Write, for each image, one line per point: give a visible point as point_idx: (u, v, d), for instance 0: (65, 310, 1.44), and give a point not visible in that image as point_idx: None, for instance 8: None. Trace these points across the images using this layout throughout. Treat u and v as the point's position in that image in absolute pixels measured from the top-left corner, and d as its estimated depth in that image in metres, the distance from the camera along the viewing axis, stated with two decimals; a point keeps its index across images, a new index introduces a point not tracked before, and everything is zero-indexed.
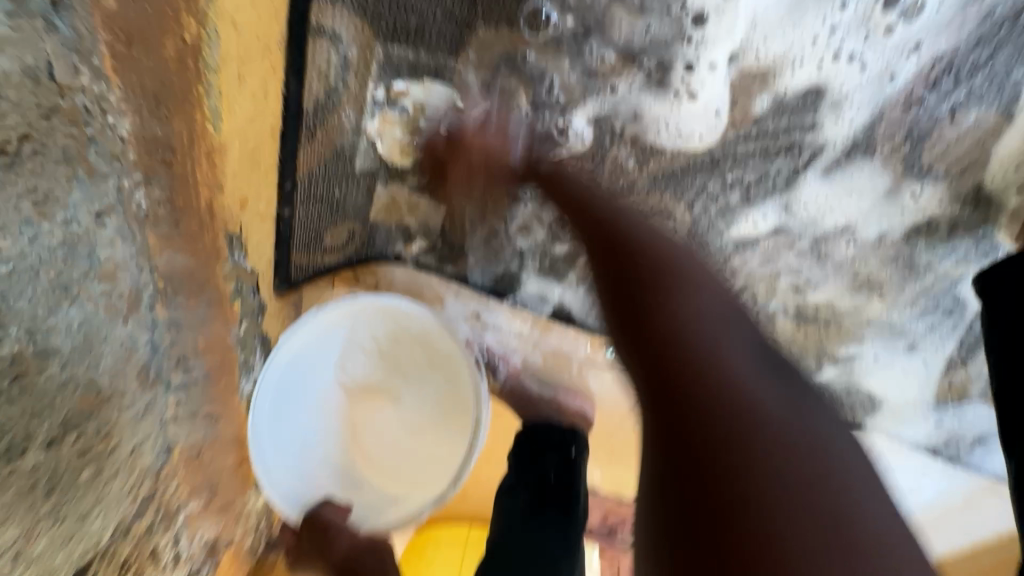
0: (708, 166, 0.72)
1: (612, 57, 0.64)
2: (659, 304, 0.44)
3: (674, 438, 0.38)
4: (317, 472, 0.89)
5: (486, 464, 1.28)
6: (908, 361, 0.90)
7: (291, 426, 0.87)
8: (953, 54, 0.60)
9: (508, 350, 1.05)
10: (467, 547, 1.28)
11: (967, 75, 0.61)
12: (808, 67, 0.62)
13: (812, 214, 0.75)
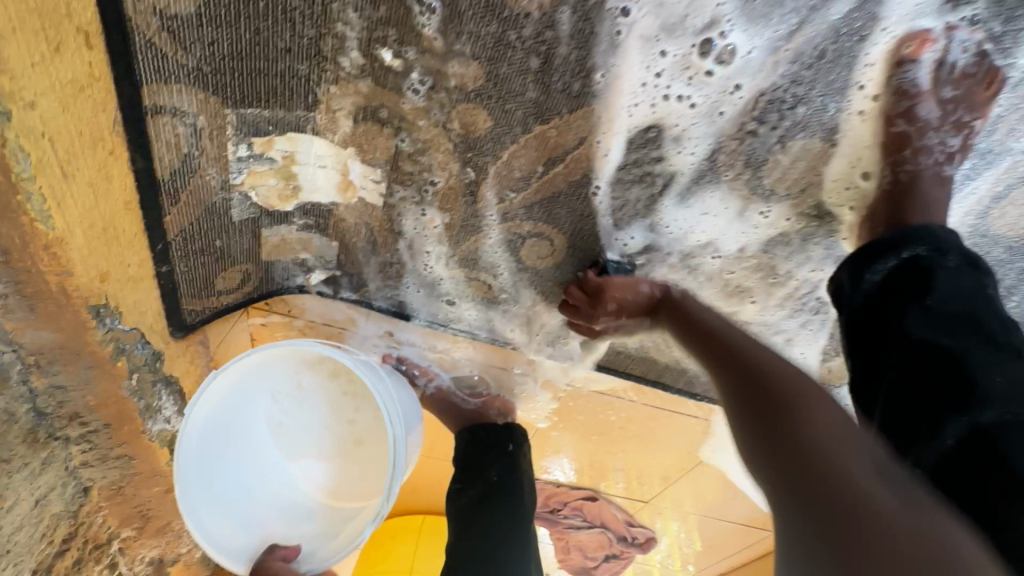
0: (571, 196, 0.76)
1: (463, 104, 0.67)
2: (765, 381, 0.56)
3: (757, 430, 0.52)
4: (260, 516, 0.90)
5: (433, 464, 1.32)
6: (785, 355, 0.98)
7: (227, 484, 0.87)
8: (777, 95, 0.64)
9: (424, 365, 1.08)
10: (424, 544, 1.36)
11: (797, 109, 0.65)
12: (645, 107, 0.66)
13: (681, 233, 0.80)
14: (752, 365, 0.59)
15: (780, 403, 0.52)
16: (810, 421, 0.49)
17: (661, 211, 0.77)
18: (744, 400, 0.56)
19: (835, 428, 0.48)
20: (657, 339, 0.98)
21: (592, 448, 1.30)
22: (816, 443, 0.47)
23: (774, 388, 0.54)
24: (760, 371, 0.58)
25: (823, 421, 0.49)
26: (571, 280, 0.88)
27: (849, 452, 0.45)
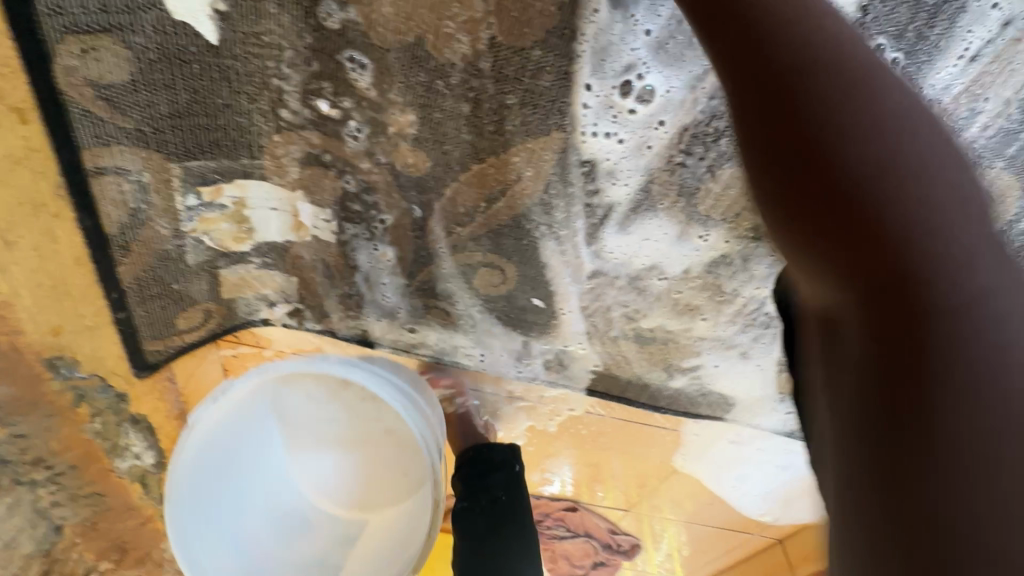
0: (514, 229, 0.79)
1: (402, 146, 0.70)
2: (853, 190, 0.41)
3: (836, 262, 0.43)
4: (260, 546, 0.88)
5: None
6: (743, 368, 1.00)
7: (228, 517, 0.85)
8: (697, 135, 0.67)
9: None
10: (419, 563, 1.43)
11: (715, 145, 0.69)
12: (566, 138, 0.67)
13: (626, 260, 0.83)
14: (843, 182, 0.41)
15: (866, 208, 0.40)
16: (908, 241, 0.40)
17: (605, 240, 0.80)
18: (833, 243, 0.42)
19: (1000, 303, 0.38)
20: (616, 356, 1.01)
21: (568, 460, 1.33)
22: (924, 285, 0.39)
23: (860, 205, 0.41)
24: (847, 148, 0.41)
25: (936, 240, 0.39)
26: (527, 304, 0.91)
27: (955, 273, 0.39)
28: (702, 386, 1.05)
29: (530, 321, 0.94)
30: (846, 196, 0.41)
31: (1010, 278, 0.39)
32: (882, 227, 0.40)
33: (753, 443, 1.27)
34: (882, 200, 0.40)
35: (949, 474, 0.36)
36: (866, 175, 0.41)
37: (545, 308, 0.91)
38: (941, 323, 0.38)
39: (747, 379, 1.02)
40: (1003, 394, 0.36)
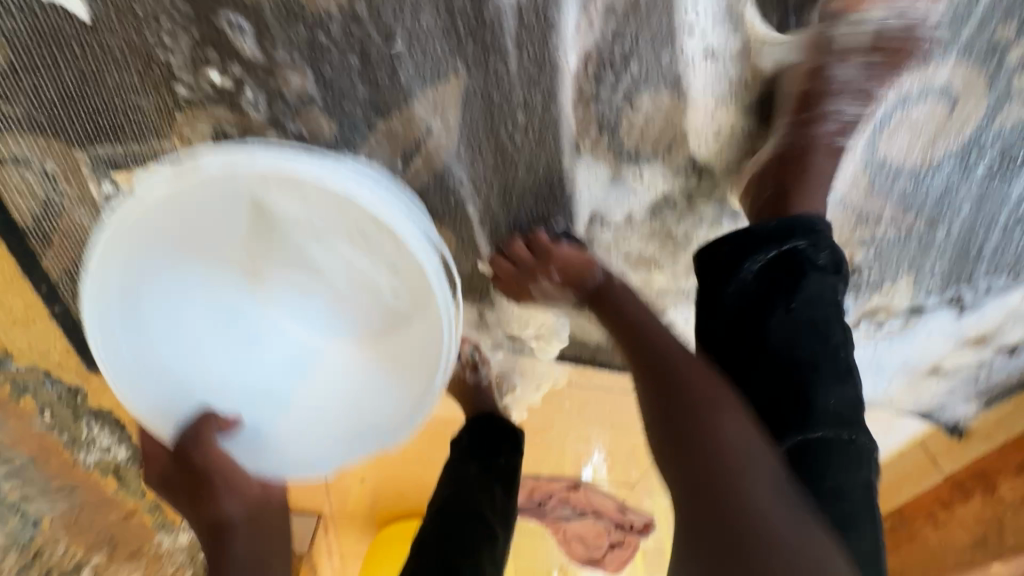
0: (439, 187, 0.76)
1: (304, 109, 0.68)
2: (673, 371, 0.61)
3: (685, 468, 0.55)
4: (225, 374, 0.70)
5: None
6: None
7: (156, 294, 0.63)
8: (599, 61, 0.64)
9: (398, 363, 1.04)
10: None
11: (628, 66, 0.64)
12: (466, 80, 0.65)
13: (563, 210, 0.78)
14: (686, 399, 0.59)
15: (690, 387, 0.59)
16: (712, 421, 0.57)
17: (535, 191, 0.76)
18: (660, 415, 0.60)
19: (755, 492, 0.53)
20: (577, 319, 0.97)
21: (558, 436, 1.29)
22: (718, 441, 0.55)
23: (684, 379, 0.60)
24: (683, 375, 0.60)
25: (725, 422, 0.57)
26: (474, 268, 0.88)
27: (735, 450, 0.55)
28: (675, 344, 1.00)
29: (481, 286, 0.91)
30: (676, 376, 0.60)
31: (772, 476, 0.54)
32: (696, 411, 0.57)
33: None
34: (686, 380, 0.60)
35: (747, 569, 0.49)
36: (684, 371, 0.61)
37: (492, 273, 0.87)
38: (720, 526, 0.51)
39: None
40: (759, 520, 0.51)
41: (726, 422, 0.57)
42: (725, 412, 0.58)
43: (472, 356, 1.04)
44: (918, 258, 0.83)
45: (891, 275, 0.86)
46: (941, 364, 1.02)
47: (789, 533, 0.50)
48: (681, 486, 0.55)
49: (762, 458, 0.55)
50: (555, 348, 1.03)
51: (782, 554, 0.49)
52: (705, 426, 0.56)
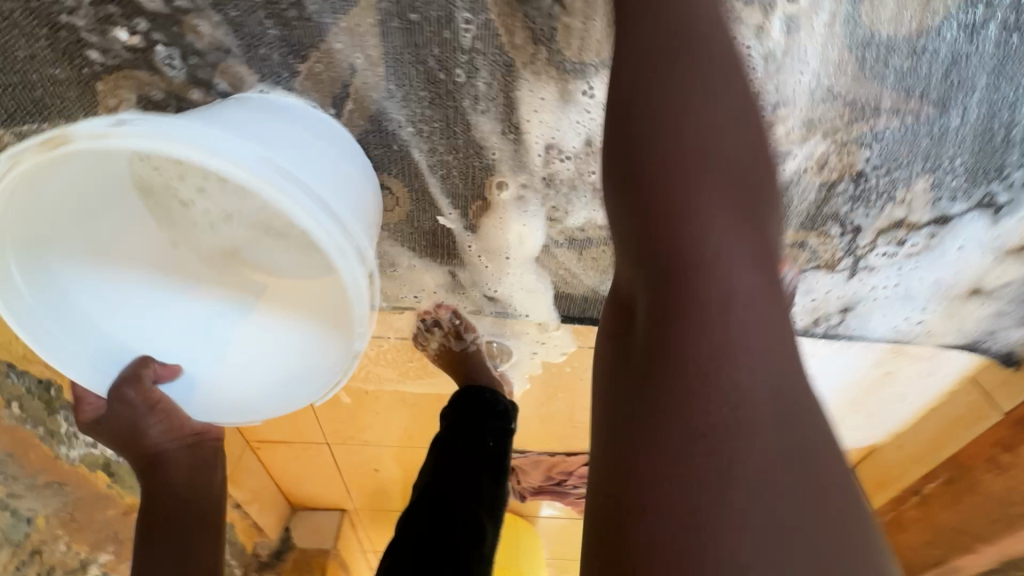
0: (378, 134, 0.71)
1: (222, 61, 0.65)
2: (659, 173, 0.47)
3: (650, 294, 0.47)
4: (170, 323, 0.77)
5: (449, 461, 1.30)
6: None
7: (80, 287, 0.71)
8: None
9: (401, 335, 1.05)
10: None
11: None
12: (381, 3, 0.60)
13: (514, 144, 0.72)
14: (662, 214, 0.47)
15: (673, 196, 0.47)
16: (683, 247, 0.46)
17: (479, 125, 0.70)
18: (630, 228, 0.49)
19: (730, 374, 0.41)
20: (559, 273, 0.90)
21: (566, 406, 1.23)
22: (688, 288, 0.45)
23: (663, 198, 0.47)
24: (666, 185, 0.47)
25: (708, 244, 0.45)
26: (436, 226, 0.83)
27: (708, 296, 0.44)
28: None
29: (447, 244, 0.85)
30: (659, 185, 0.47)
31: (759, 349, 0.43)
32: (669, 229, 0.46)
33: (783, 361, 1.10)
34: (672, 186, 0.47)
35: (669, 478, 0.39)
36: (671, 179, 0.47)
37: (455, 226, 0.82)
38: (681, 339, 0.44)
39: None
40: (712, 415, 0.40)
41: (704, 250, 0.45)
42: (713, 239, 0.46)
43: (455, 323, 1.01)
44: (934, 150, 0.72)
45: (904, 179, 0.75)
46: (981, 284, 0.90)
47: (753, 440, 0.39)
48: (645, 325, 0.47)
49: (752, 327, 0.43)
50: (542, 307, 0.96)
51: (739, 468, 0.38)
52: (696, 243, 0.45)
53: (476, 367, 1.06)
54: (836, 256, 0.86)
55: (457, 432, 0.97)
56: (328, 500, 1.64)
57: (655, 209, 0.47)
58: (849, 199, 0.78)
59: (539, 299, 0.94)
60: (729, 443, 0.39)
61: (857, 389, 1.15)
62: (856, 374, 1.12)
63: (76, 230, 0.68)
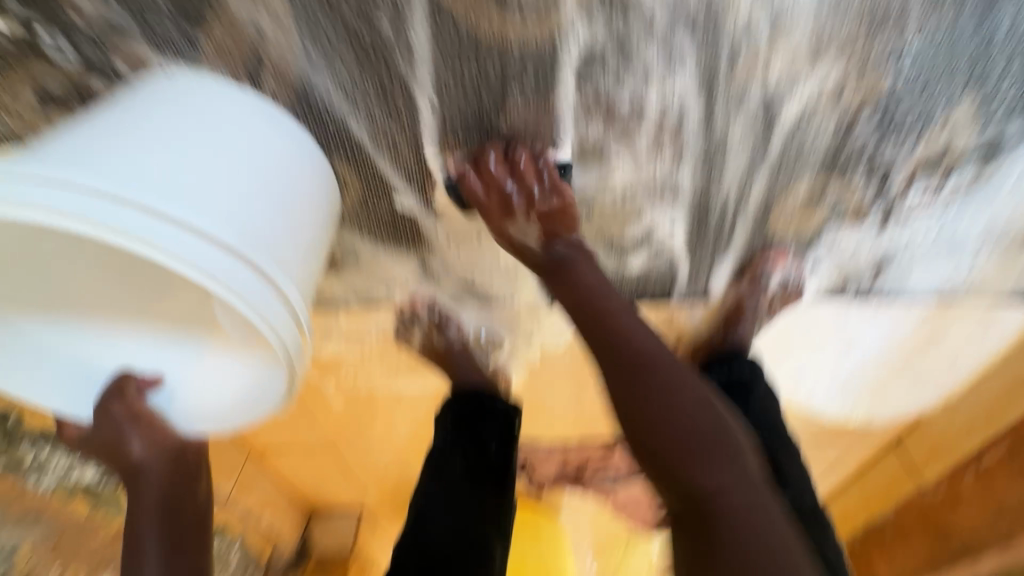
0: (307, 108, 0.63)
1: (114, 39, 0.57)
2: (639, 361, 0.57)
3: (655, 461, 0.53)
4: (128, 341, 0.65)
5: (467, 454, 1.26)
6: (703, 217, 0.75)
7: (33, 322, 0.61)
8: (475, 200, 0.69)
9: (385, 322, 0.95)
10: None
11: (482, 166, 0.68)
12: None
13: (463, 107, 0.63)
14: (638, 384, 0.56)
15: (646, 369, 0.56)
16: (668, 414, 0.54)
17: (419, 89, 0.61)
18: (622, 392, 0.56)
19: (730, 502, 0.49)
20: None
21: (573, 392, 1.14)
22: (679, 445, 0.52)
23: (652, 378, 0.56)
24: (638, 360, 0.57)
25: (685, 408, 0.54)
26: (394, 207, 0.74)
27: (699, 458, 0.51)
28: (670, 257, 0.81)
29: (411, 228, 0.77)
30: (638, 372, 0.56)
31: (738, 476, 0.51)
32: (646, 398, 0.55)
33: (811, 328, 0.97)
34: (653, 375, 0.56)
35: None
36: (645, 362, 0.57)
37: (416, 206, 0.74)
38: (640, 388, 0.55)
39: (716, 228, 0.77)
40: (730, 544, 0.47)
41: (686, 411, 0.54)
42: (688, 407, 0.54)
43: (435, 314, 0.92)
44: (981, 59, 0.58)
45: (943, 101, 0.62)
46: None
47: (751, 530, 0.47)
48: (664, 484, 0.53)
49: (740, 476, 0.51)
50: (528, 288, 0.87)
51: None
52: (698, 454, 0.52)
53: (463, 359, 0.96)
54: (862, 204, 0.73)
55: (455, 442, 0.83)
56: (345, 502, 1.61)
57: (610, 321, 0.61)
58: (873, 133, 0.65)
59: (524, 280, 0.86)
60: (710, 465, 0.51)
61: (898, 353, 1.02)
62: (898, 338, 0.98)
63: (18, 271, 0.59)
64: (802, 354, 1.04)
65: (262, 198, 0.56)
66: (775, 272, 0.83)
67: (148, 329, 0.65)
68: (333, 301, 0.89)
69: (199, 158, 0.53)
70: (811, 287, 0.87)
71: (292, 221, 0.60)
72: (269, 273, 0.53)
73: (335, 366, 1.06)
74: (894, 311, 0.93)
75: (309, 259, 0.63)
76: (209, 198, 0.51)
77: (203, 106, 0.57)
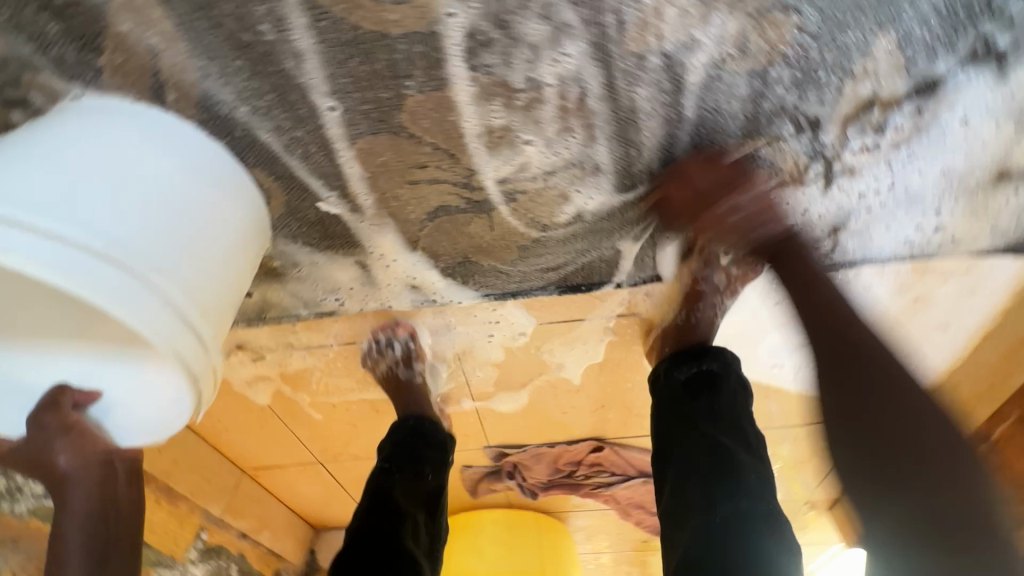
0: (215, 122, 0.64)
1: (21, 74, 0.60)
2: (838, 316, 0.62)
3: (838, 361, 0.58)
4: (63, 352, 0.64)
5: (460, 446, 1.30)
6: (634, 195, 0.73)
7: None
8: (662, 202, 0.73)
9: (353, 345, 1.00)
10: (477, 538, 1.49)
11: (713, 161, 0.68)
12: None
13: (361, 102, 0.62)
14: (851, 347, 0.59)
15: (859, 346, 0.58)
16: (876, 356, 0.57)
17: (314, 89, 0.61)
18: (828, 360, 0.59)
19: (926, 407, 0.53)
20: (476, 245, 0.79)
21: (548, 388, 1.12)
22: (873, 358, 0.57)
23: (854, 331, 0.60)
24: (855, 332, 0.60)
25: (883, 353, 0.57)
26: (321, 214, 0.75)
27: (896, 379, 0.55)
28: (611, 242, 0.79)
29: (342, 231, 0.77)
30: (840, 330, 0.60)
31: (921, 404, 0.54)
32: (861, 346, 0.58)
33: (779, 305, 0.93)
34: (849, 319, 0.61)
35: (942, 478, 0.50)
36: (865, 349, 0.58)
37: (343, 211, 0.74)
38: (858, 369, 0.57)
39: (650, 206, 0.75)
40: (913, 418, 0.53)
41: (887, 359, 0.57)
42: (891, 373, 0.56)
43: (409, 347, 0.99)
44: None
45: (857, 45, 0.59)
46: (1007, 164, 0.70)
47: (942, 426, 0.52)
48: (831, 397, 0.58)
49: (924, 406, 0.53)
50: (474, 287, 0.86)
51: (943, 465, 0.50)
52: (891, 390, 0.55)
53: (419, 396, 1.03)
54: (799, 164, 0.70)
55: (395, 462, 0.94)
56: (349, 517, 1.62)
57: (835, 320, 0.61)
58: (792, 87, 0.62)
59: (468, 279, 0.85)
60: (924, 418, 0.53)
61: (881, 325, 0.96)
62: (877, 308, 0.93)
63: None
64: (777, 334, 0.99)
65: (155, 206, 0.58)
66: (723, 245, 0.79)
67: (81, 349, 0.64)
68: (286, 314, 0.90)
69: (98, 178, 0.56)
70: (767, 262, 0.83)
71: (190, 225, 0.61)
72: (147, 282, 0.55)
73: (305, 379, 1.07)
74: (866, 280, 0.87)
75: (220, 260, 0.63)
76: (102, 219, 0.54)
77: (100, 124, 0.59)
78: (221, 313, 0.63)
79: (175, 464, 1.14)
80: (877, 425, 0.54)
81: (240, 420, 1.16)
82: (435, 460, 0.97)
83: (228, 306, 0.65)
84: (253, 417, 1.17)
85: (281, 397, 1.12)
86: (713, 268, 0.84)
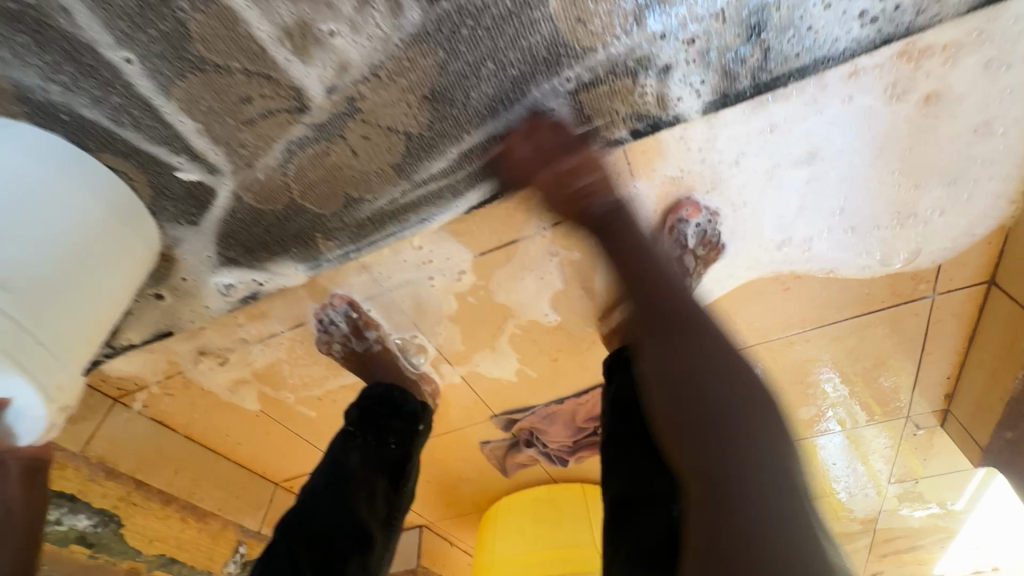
0: (41, 112, 0.64)
1: None
2: (653, 298, 0.55)
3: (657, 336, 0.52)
4: None
5: (465, 420, 1.22)
6: (483, 64, 0.62)
7: None
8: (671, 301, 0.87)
9: (305, 330, 0.96)
10: (522, 518, 1.40)
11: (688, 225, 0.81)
12: None
13: (150, 44, 0.59)
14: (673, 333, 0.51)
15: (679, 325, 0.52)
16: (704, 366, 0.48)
17: (100, 44, 0.58)
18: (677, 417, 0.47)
19: (754, 450, 0.43)
20: (354, 178, 0.72)
21: (522, 335, 1.00)
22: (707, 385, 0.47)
23: (672, 309, 0.53)
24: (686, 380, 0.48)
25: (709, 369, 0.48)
26: (187, 186, 0.72)
27: (717, 410, 0.45)
28: (492, 133, 0.69)
29: (216, 199, 0.74)
30: (666, 313, 0.53)
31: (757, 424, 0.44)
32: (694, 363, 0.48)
33: (746, 167, 0.75)
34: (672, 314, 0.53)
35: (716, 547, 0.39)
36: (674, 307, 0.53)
37: (206, 177, 0.71)
38: (660, 341, 0.51)
39: (511, 72, 0.63)
40: (733, 464, 0.42)
41: (726, 355, 0.48)
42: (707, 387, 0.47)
43: (352, 319, 0.92)
44: None
45: None
46: None
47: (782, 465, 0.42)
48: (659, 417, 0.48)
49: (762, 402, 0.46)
50: (378, 229, 0.79)
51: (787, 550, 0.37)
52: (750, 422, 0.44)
53: (381, 367, 0.97)
54: None
55: (360, 429, 0.89)
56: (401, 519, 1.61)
57: (666, 313, 0.53)
58: None
59: (367, 221, 0.78)
60: (732, 465, 0.42)
61: (891, 153, 0.75)
62: (876, 131, 0.72)
63: None
64: (761, 204, 0.80)
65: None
66: (691, 224, 0.81)
67: None
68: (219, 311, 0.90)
69: None
70: (694, 106, 0.68)
71: (28, 221, 0.61)
72: None
73: (278, 376, 1.06)
74: (842, 97, 0.69)
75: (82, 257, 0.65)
76: None
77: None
78: (80, 315, 0.65)
79: (196, 483, 1.18)
80: (681, 408, 0.46)
81: (243, 430, 1.19)
82: (403, 429, 0.91)
83: (88, 306, 0.66)
84: (255, 425, 1.18)
85: (268, 400, 1.12)
86: (684, 250, 0.83)
